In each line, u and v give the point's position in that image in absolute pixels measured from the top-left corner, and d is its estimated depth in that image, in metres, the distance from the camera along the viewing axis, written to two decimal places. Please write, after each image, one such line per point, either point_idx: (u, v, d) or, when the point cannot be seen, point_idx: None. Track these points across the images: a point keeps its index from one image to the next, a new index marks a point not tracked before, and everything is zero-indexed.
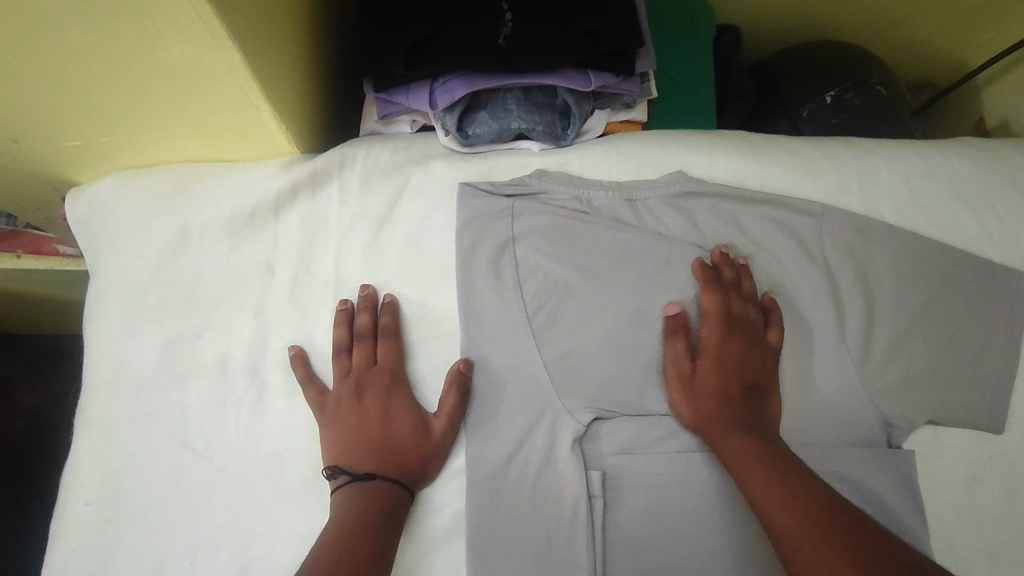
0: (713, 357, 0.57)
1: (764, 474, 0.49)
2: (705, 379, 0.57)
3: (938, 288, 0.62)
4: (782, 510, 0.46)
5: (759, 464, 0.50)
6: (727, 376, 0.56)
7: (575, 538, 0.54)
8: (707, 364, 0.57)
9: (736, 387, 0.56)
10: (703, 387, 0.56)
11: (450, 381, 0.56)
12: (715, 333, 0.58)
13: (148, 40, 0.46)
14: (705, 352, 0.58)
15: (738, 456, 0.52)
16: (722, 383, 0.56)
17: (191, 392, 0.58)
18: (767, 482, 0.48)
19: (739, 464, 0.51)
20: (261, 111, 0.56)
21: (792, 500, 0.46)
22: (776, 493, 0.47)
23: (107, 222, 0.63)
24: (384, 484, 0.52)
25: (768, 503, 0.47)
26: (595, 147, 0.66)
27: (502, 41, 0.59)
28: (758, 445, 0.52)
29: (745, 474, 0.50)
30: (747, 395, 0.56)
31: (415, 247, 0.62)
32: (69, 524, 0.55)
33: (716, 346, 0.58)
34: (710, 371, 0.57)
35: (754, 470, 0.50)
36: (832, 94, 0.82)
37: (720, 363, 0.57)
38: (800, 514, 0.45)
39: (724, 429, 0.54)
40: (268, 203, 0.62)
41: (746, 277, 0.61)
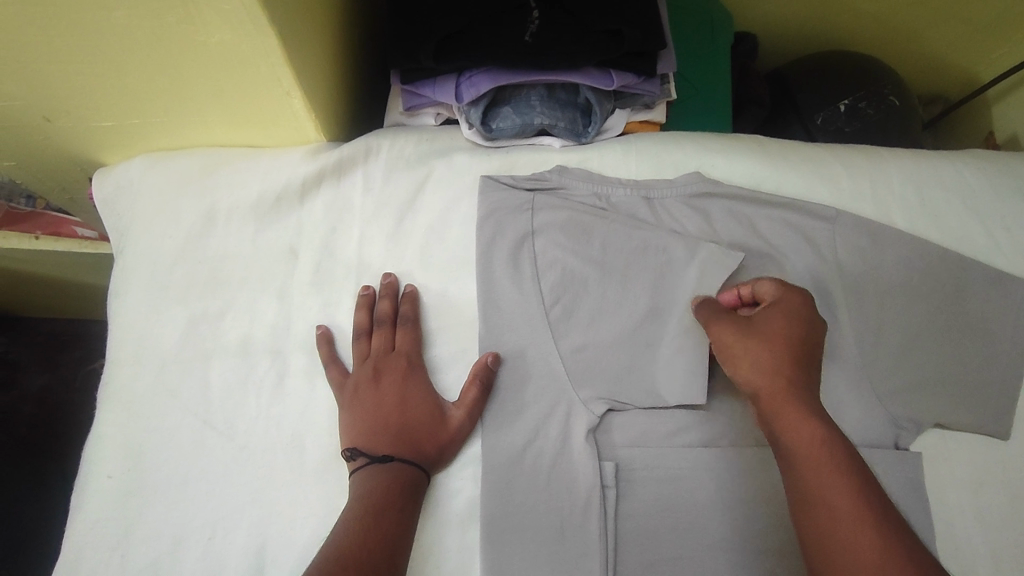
0: (781, 319, 0.53)
1: (834, 473, 0.45)
2: (772, 340, 0.52)
3: (946, 297, 0.63)
4: (863, 535, 0.42)
5: (829, 464, 0.45)
6: (794, 340, 0.52)
7: (588, 527, 0.54)
8: (772, 315, 0.54)
9: (802, 355, 0.52)
10: (766, 342, 0.52)
11: (474, 375, 0.57)
12: (782, 301, 0.55)
13: (189, 24, 0.48)
14: (773, 313, 0.54)
15: (806, 445, 0.47)
16: (789, 346, 0.52)
17: (214, 371, 0.59)
18: (835, 482, 0.44)
19: (804, 454, 0.46)
20: (292, 98, 0.58)
21: (872, 524, 0.42)
22: (853, 510, 0.43)
23: (136, 201, 0.64)
24: (401, 467, 0.53)
25: (821, 490, 0.44)
26: (615, 146, 0.68)
27: (528, 38, 0.61)
28: (832, 439, 0.47)
29: (809, 469, 0.46)
30: (808, 367, 0.52)
31: (436, 237, 0.64)
32: (92, 495, 0.56)
33: (786, 311, 0.54)
34: (777, 329, 0.53)
35: (823, 469, 0.45)
36: (846, 102, 0.83)
37: (782, 325, 0.53)
38: (884, 546, 0.41)
39: (793, 407, 0.49)
40: (294, 189, 0.63)
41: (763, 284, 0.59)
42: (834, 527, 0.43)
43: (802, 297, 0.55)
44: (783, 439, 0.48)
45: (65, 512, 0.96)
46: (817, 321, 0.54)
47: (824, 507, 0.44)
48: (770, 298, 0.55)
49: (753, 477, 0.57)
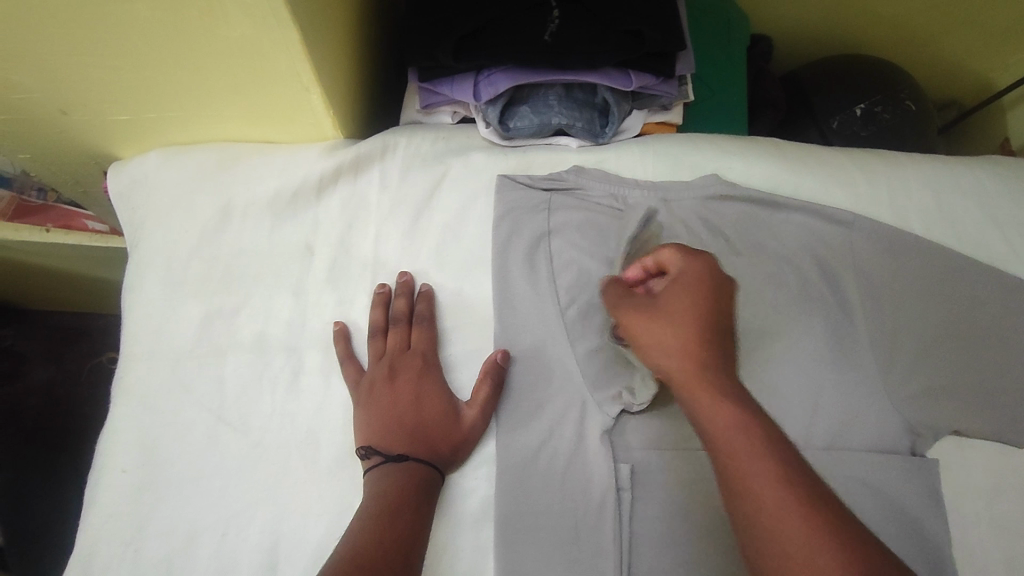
0: (685, 293, 0.51)
1: (755, 453, 0.42)
2: (678, 317, 0.50)
3: (963, 301, 0.62)
4: (792, 518, 0.39)
5: (750, 445, 0.42)
6: (702, 314, 0.50)
7: (602, 529, 0.54)
8: (677, 292, 0.51)
9: (711, 330, 0.49)
10: (674, 324, 0.50)
11: (485, 373, 0.57)
12: (686, 273, 0.52)
13: (211, 17, 0.47)
14: (676, 287, 0.51)
15: (723, 428, 0.44)
16: (698, 324, 0.49)
17: (228, 367, 0.59)
18: (758, 465, 0.42)
19: (722, 437, 0.43)
20: (311, 94, 0.57)
21: (797, 504, 0.40)
22: (776, 490, 0.40)
23: (152, 196, 0.64)
24: (416, 467, 0.52)
25: (744, 474, 0.42)
26: (632, 147, 0.68)
27: (547, 37, 0.61)
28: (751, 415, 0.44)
29: (730, 452, 0.43)
30: (719, 339, 0.49)
31: (452, 236, 0.63)
32: (106, 489, 0.56)
33: (688, 283, 0.51)
34: (684, 307, 0.50)
35: (743, 451, 0.42)
36: (862, 106, 0.83)
37: (689, 301, 0.50)
38: (812, 526, 0.39)
39: (705, 386, 0.46)
40: (311, 185, 0.63)
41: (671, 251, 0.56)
42: (760, 509, 0.40)
43: (705, 265, 0.52)
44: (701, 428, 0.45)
45: (75, 503, 0.96)
46: (726, 286, 0.52)
47: (748, 489, 0.41)
48: (673, 270, 0.53)
49: None
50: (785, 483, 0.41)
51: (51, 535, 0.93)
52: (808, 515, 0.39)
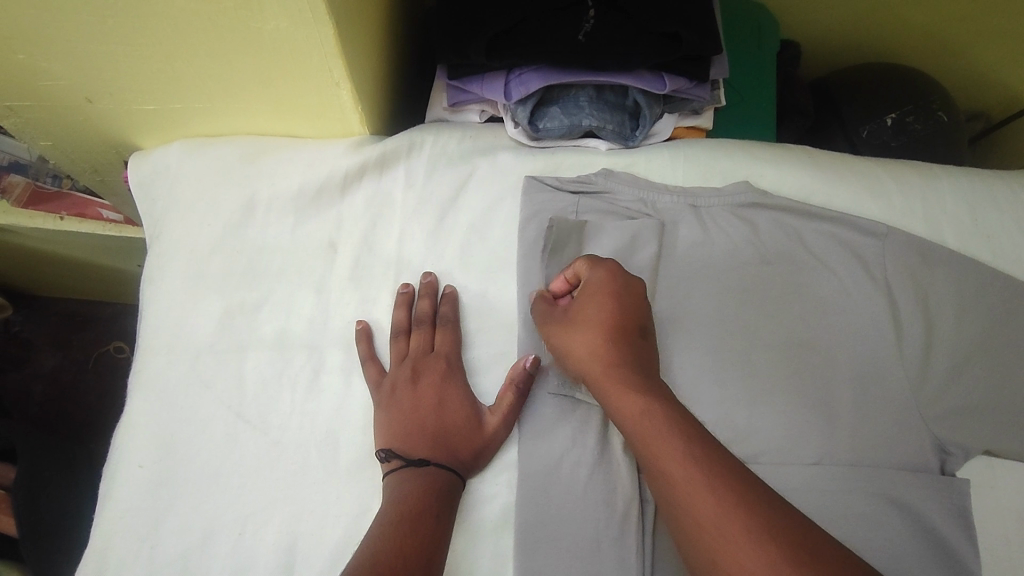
0: (594, 299, 0.52)
1: (666, 443, 0.43)
2: (588, 326, 0.51)
3: (998, 319, 0.61)
4: (704, 501, 0.40)
5: (661, 435, 0.44)
6: (610, 318, 0.51)
7: (626, 541, 0.52)
8: (584, 299, 0.52)
9: (618, 330, 0.50)
10: (583, 331, 0.51)
11: (511, 381, 0.55)
12: (594, 279, 0.53)
13: (247, 9, 0.46)
14: (586, 294, 0.52)
15: (637, 423, 0.46)
16: (605, 327, 0.50)
17: (248, 363, 0.58)
18: (670, 453, 0.43)
19: (638, 432, 0.45)
20: (340, 90, 0.57)
21: (706, 482, 0.41)
22: (695, 480, 0.41)
23: (174, 187, 0.63)
24: (436, 472, 0.51)
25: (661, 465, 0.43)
26: (662, 151, 0.66)
27: (581, 37, 0.60)
28: (670, 412, 0.46)
29: (646, 445, 0.44)
30: (633, 341, 0.50)
31: (478, 235, 0.62)
32: (122, 484, 0.55)
33: (594, 290, 0.52)
34: (591, 313, 0.51)
35: (657, 442, 0.44)
36: (893, 116, 0.82)
37: (595, 308, 0.51)
38: (729, 510, 0.39)
39: (619, 388, 0.48)
40: (336, 181, 0.62)
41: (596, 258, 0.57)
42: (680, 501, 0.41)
43: (609, 267, 0.53)
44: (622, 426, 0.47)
45: (92, 495, 0.90)
46: (635, 284, 0.53)
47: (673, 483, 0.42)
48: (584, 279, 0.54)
49: (796, 498, 0.55)
50: (703, 472, 0.41)
51: (63, 532, 0.85)
52: (722, 497, 0.40)
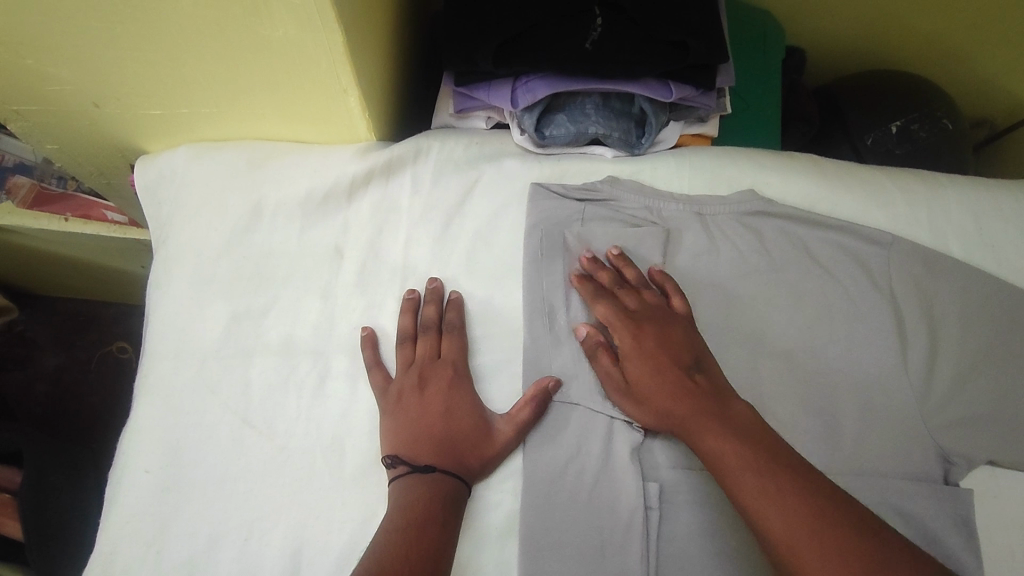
0: (637, 355, 0.55)
1: (750, 480, 0.45)
2: (645, 384, 0.53)
3: (1003, 329, 0.61)
4: (799, 535, 0.42)
5: (745, 470, 0.46)
6: (662, 372, 0.53)
7: (629, 548, 0.52)
8: (633, 360, 0.55)
9: (672, 379, 0.53)
10: (643, 389, 0.53)
11: (528, 398, 0.55)
12: (628, 335, 0.56)
13: (257, 15, 0.47)
14: (628, 354, 0.55)
15: (720, 461, 0.47)
16: (659, 380, 0.53)
17: (255, 368, 0.58)
18: (756, 490, 0.44)
19: (722, 470, 0.47)
20: (348, 96, 0.57)
21: (800, 516, 0.42)
22: (779, 507, 0.43)
23: (180, 191, 0.64)
24: (442, 478, 0.51)
25: (751, 502, 0.44)
26: (668, 159, 0.67)
27: (588, 45, 0.60)
28: (734, 432, 0.48)
29: (732, 482, 0.46)
30: (690, 382, 0.52)
31: (484, 242, 0.62)
32: (128, 488, 0.55)
33: (640, 350, 0.55)
34: (642, 372, 0.54)
35: (742, 478, 0.45)
36: (898, 124, 0.82)
37: (645, 366, 0.54)
38: (825, 545, 0.41)
39: (693, 432, 0.50)
40: (343, 187, 0.62)
41: (626, 267, 0.60)
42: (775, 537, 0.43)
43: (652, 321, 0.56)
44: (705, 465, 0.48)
45: (94, 497, 0.89)
46: (677, 328, 0.56)
47: (753, 505, 0.44)
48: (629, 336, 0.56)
49: None
50: (787, 496, 0.43)
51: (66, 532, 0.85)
52: (816, 531, 0.41)
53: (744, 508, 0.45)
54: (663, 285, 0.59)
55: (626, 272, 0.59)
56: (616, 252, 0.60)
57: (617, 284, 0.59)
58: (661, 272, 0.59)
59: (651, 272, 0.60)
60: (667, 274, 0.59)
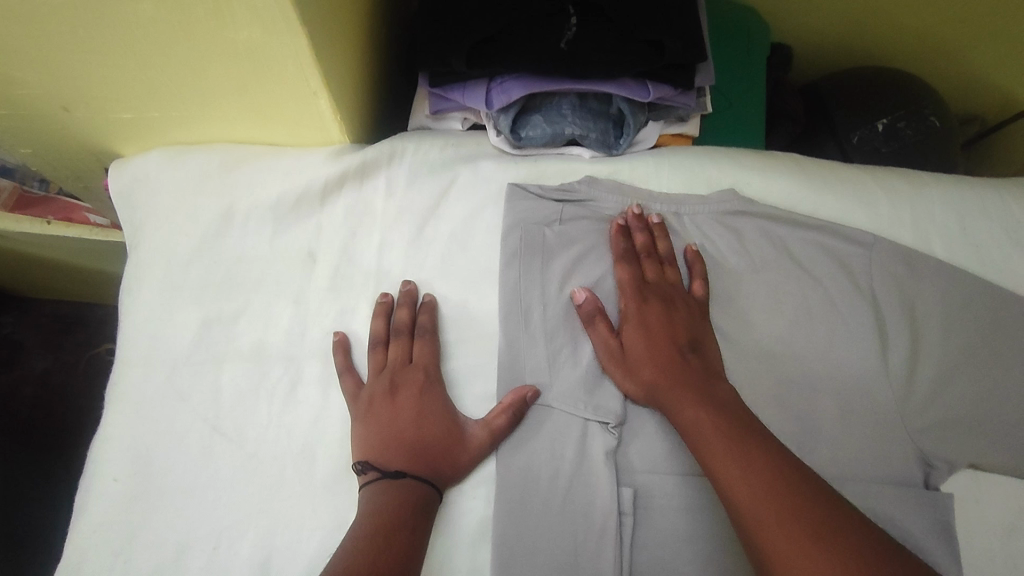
0: (637, 327, 0.57)
1: (724, 446, 0.47)
2: (642, 356, 0.55)
3: (986, 330, 0.60)
4: (757, 497, 0.43)
5: (720, 435, 0.47)
6: (660, 347, 0.55)
7: (604, 554, 0.51)
8: (633, 333, 0.56)
9: (669, 354, 0.55)
10: (639, 361, 0.55)
11: (503, 404, 0.54)
12: (633, 304, 0.58)
13: (219, 19, 0.46)
14: (629, 324, 0.57)
15: (698, 428, 0.49)
16: (660, 355, 0.55)
17: (226, 374, 0.58)
18: (728, 455, 0.46)
19: (697, 437, 0.48)
20: (319, 99, 0.56)
21: (765, 481, 0.44)
22: (748, 473, 0.44)
23: (152, 196, 0.63)
24: (413, 484, 0.51)
25: (721, 467, 0.46)
26: (647, 159, 0.66)
27: (564, 45, 0.59)
28: (716, 406, 0.50)
29: (705, 445, 0.48)
30: (685, 360, 0.54)
31: (459, 245, 0.62)
32: (96, 497, 0.54)
33: (641, 323, 0.57)
34: (639, 346, 0.56)
35: (717, 444, 0.47)
36: (884, 122, 0.81)
37: (643, 340, 0.56)
38: (781, 508, 0.42)
39: (680, 400, 0.51)
40: (315, 191, 0.61)
41: (661, 237, 0.61)
42: (736, 498, 0.44)
43: (656, 298, 0.58)
44: (684, 432, 0.50)
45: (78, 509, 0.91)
46: (680, 310, 0.58)
47: (722, 472, 0.46)
48: (631, 308, 0.58)
49: None
50: (755, 464, 0.45)
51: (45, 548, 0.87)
52: (772, 497, 0.42)
53: (714, 473, 0.46)
54: (692, 265, 0.61)
55: (660, 242, 0.61)
56: (658, 220, 0.62)
57: (646, 251, 0.60)
58: (694, 252, 0.61)
59: (686, 250, 0.61)
60: (699, 256, 0.61)
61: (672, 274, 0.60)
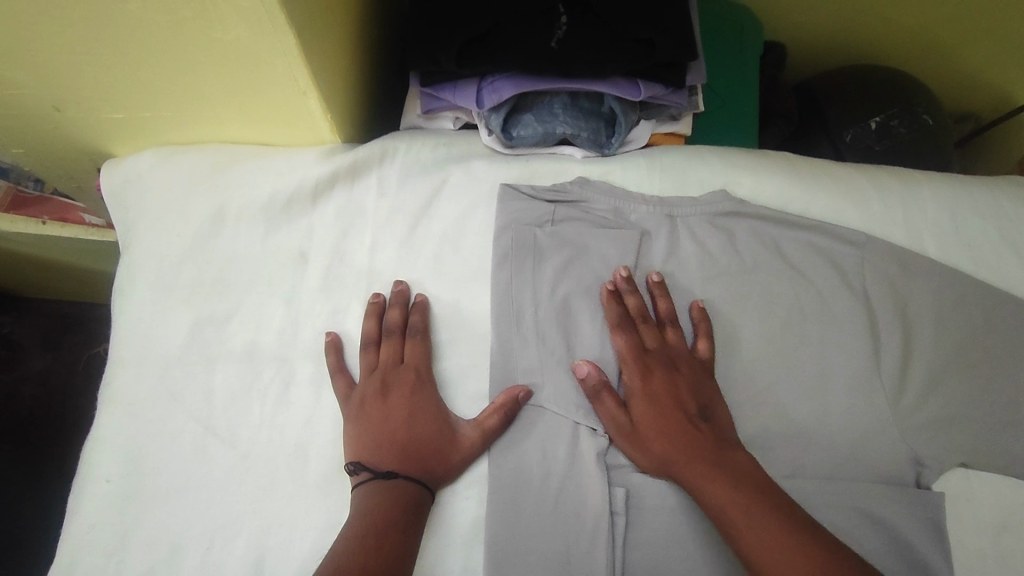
0: (646, 400, 0.55)
1: (760, 530, 0.46)
2: (654, 431, 0.53)
3: (977, 328, 0.60)
4: None
5: (752, 516, 0.47)
6: (671, 419, 0.54)
7: (595, 554, 0.51)
8: (642, 406, 0.54)
9: (682, 427, 0.53)
10: (652, 436, 0.53)
11: (496, 406, 0.54)
12: (637, 375, 0.56)
13: (207, 20, 0.46)
14: (635, 397, 0.55)
15: (726, 509, 0.48)
16: (673, 427, 0.53)
17: (218, 375, 0.58)
18: (767, 541, 0.45)
19: (727, 519, 0.48)
20: (309, 99, 0.56)
21: (811, 569, 0.44)
22: (792, 560, 0.44)
23: (143, 196, 0.63)
24: (405, 485, 0.51)
25: (761, 555, 0.45)
26: (639, 159, 0.66)
27: (554, 45, 0.59)
28: (738, 482, 0.49)
29: (738, 528, 0.47)
30: (698, 431, 0.53)
31: (451, 245, 0.62)
32: (89, 497, 0.54)
33: (650, 394, 0.55)
34: (650, 419, 0.54)
35: (751, 528, 0.46)
36: (877, 120, 0.81)
37: (653, 413, 0.54)
38: None
39: (701, 479, 0.50)
40: (307, 191, 0.61)
41: (661, 296, 0.59)
42: None
43: (662, 366, 0.56)
44: (710, 513, 0.49)
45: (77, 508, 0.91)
46: (686, 374, 0.56)
47: (763, 559, 0.45)
48: (637, 379, 0.56)
49: None
50: (795, 550, 0.45)
51: None
52: None
53: (749, 561, 0.46)
54: (697, 324, 0.59)
55: (657, 303, 0.59)
56: (657, 278, 0.60)
57: (640, 314, 0.58)
58: (700, 309, 0.59)
59: (691, 308, 0.59)
60: (705, 313, 0.59)
61: (672, 337, 0.58)
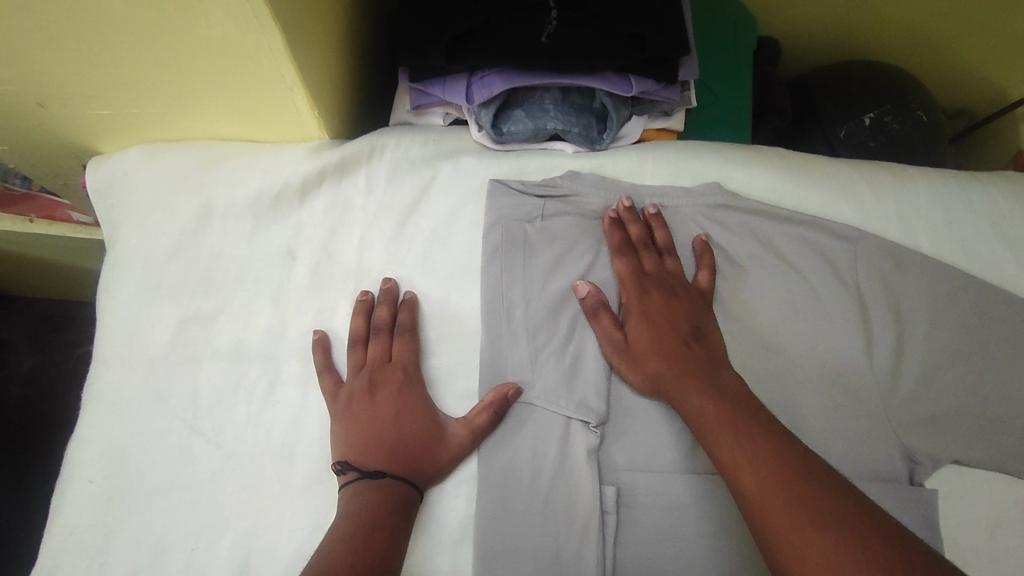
0: (641, 318, 0.56)
1: (731, 436, 0.46)
2: (647, 346, 0.55)
3: (971, 325, 0.59)
4: (766, 488, 0.42)
5: (726, 422, 0.47)
6: (663, 336, 0.55)
7: (585, 553, 0.51)
8: (637, 323, 0.56)
9: (674, 343, 0.54)
10: (644, 350, 0.55)
11: (485, 403, 0.54)
12: (634, 296, 0.58)
13: (188, 14, 0.45)
14: (633, 317, 0.57)
15: (703, 416, 0.49)
16: (665, 343, 0.55)
17: (204, 373, 0.57)
18: (735, 445, 0.46)
19: (703, 426, 0.48)
20: (295, 95, 0.55)
21: (773, 469, 0.43)
22: (755, 461, 0.44)
23: (129, 194, 0.62)
24: (392, 484, 0.50)
25: (728, 457, 0.45)
26: (630, 153, 0.65)
27: (544, 39, 0.58)
28: (719, 396, 0.49)
29: (713, 433, 0.47)
30: (689, 347, 0.54)
31: (440, 242, 0.61)
32: (72, 498, 0.54)
33: (645, 313, 0.57)
34: (644, 335, 0.56)
35: (723, 433, 0.47)
36: (870, 115, 0.80)
37: (647, 331, 0.56)
38: (791, 500, 0.41)
39: (685, 390, 0.51)
40: (294, 188, 0.61)
41: (657, 228, 0.61)
42: (745, 488, 0.43)
43: (659, 288, 0.58)
44: (691, 422, 0.50)
45: None
46: (683, 299, 0.57)
47: (730, 461, 0.45)
48: (634, 298, 0.58)
49: None
50: (761, 453, 0.44)
51: None
52: (782, 487, 0.42)
53: (722, 463, 0.46)
54: (701, 255, 0.61)
55: (657, 231, 0.61)
56: (653, 211, 0.62)
57: (642, 240, 0.60)
58: (703, 242, 0.61)
59: (695, 240, 0.61)
60: (707, 245, 0.61)
61: (671, 264, 0.60)
